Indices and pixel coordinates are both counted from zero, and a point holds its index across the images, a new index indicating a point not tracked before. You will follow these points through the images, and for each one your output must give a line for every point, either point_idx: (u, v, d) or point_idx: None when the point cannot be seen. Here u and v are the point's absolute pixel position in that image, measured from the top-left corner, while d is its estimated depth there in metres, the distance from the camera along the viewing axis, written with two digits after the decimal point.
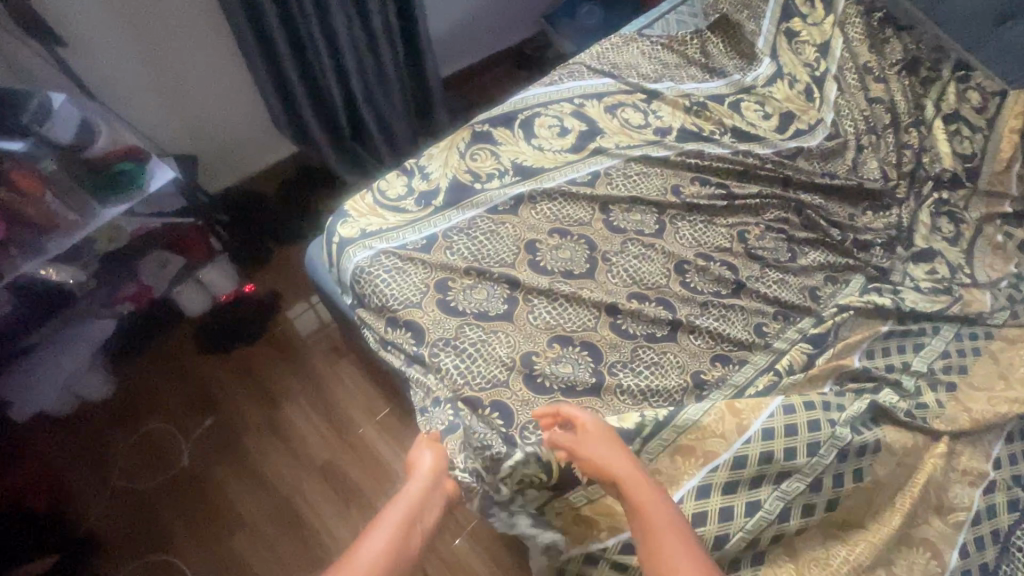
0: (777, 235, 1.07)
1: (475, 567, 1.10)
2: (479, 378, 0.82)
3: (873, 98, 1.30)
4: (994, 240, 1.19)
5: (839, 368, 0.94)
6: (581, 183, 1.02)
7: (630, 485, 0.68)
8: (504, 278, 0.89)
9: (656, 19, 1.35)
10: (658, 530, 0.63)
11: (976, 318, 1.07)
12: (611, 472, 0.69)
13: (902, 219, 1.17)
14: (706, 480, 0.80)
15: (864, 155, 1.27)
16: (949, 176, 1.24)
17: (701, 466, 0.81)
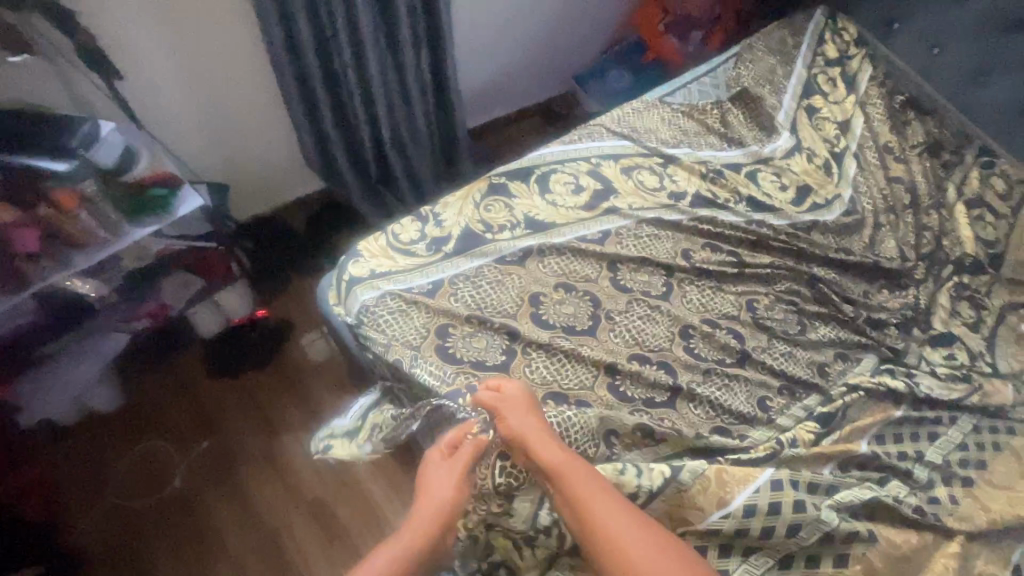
0: (787, 307, 1.05)
1: None
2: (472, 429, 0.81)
3: (894, 177, 1.31)
4: (1018, 330, 1.15)
5: (847, 452, 0.90)
6: (591, 240, 1.03)
7: (543, 445, 0.72)
8: (504, 329, 0.89)
9: (678, 87, 1.39)
10: (577, 479, 0.70)
11: (998, 411, 1.02)
12: (526, 434, 0.74)
13: (919, 301, 1.15)
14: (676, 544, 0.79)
15: (882, 233, 1.26)
16: (971, 260, 1.22)
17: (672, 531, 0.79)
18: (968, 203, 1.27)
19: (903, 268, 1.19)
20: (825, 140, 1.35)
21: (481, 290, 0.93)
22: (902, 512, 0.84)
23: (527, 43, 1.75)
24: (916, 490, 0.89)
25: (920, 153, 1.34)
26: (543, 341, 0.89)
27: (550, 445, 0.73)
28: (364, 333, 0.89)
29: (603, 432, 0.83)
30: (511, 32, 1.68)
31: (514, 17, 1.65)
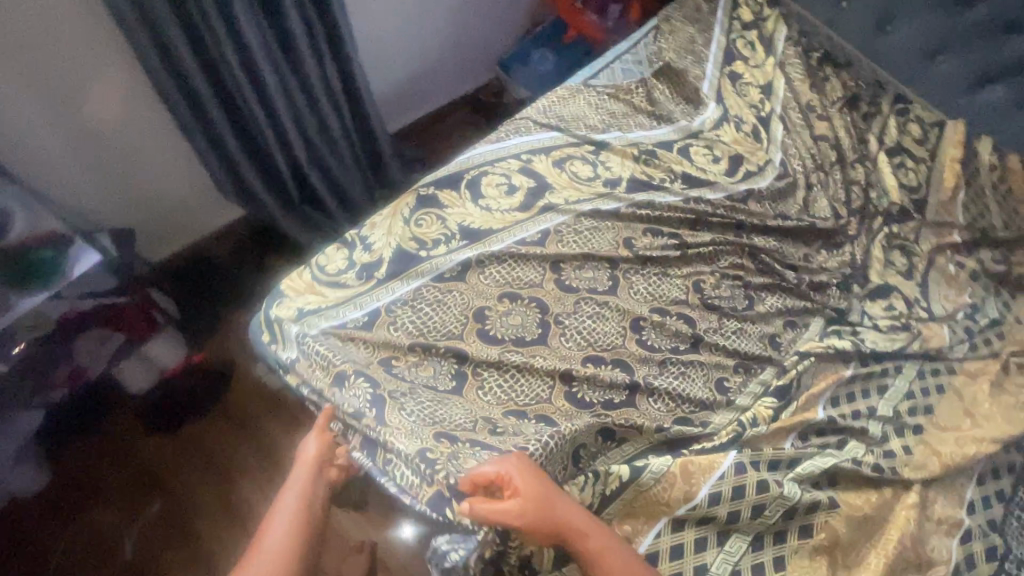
0: (733, 283, 1.06)
1: None
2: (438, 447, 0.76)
3: (819, 135, 1.32)
4: (947, 271, 1.21)
5: (805, 421, 0.91)
6: (531, 242, 0.99)
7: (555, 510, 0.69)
8: (451, 352, 0.86)
9: (600, 70, 1.36)
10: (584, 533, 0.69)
11: (937, 354, 1.07)
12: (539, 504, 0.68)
13: (855, 257, 1.18)
14: (653, 547, 0.79)
15: (814, 193, 1.27)
16: (897, 209, 1.26)
17: (646, 531, 0.79)
18: (889, 152, 1.30)
19: (836, 227, 1.22)
20: (751, 106, 1.35)
21: (423, 315, 0.88)
22: (861, 472, 0.87)
23: (441, 34, 1.67)
24: (873, 446, 0.92)
25: (841, 108, 1.36)
26: (494, 359, 0.85)
27: (565, 509, 0.70)
28: (301, 379, 0.83)
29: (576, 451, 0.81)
30: (423, 25, 1.60)
31: (422, 9, 1.57)
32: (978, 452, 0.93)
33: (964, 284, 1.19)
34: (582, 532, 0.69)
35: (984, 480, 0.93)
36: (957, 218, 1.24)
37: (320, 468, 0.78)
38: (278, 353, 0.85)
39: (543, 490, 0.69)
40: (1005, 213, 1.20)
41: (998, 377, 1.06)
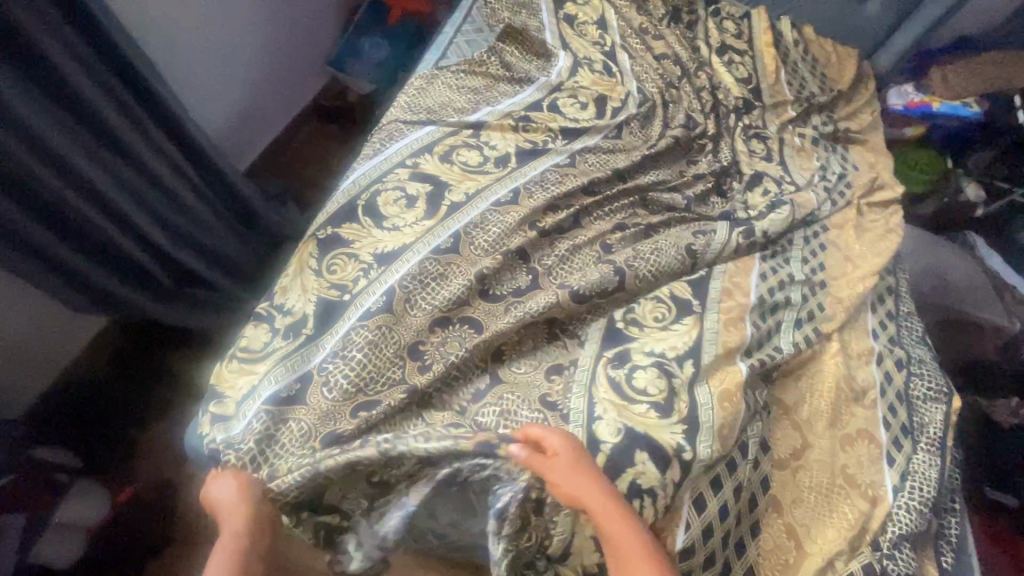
0: (637, 221, 1.12)
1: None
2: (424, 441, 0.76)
3: (659, 54, 1.39)
4: (795, 144, 1.38)
5: (744, 310, 0.99)
6: (446, 251, 0.95)
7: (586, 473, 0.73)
8: (401, 398, 0.83)
9: (447, 46, 1.34)
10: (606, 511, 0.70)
11: (812, 218, 1.24)
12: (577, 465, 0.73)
13: (724, 157, 1.31)
14: (697, 492, 0.80)
15: (672, 109, 1.33)
16: (743, 103, 1.40)
17: (692, 485, 0.80)
18: (718, 53, 1.45)
19: (700, 133, 1.32)
20: (593, 39, 1.37)
21: (366, 365, 0.83)
22: (795, 344, 1.00)
23: (258, 53, 1.50)
24: (798, 313, 1.05)
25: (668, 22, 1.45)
26: (470, 389, 0.90)
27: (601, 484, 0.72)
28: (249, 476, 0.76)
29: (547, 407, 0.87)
30: (235, 44, 1.41)
31: (232, 32, 1.39)
32: (866, 287, 1.12)
33: (810, 150, 1.38)
34: (595, 495, 0.71)
35: (876, 308, 1.12)
36: (784, 97, 1.43)
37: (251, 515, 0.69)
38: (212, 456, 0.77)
39: (576, 458, 0.74)
40: (817, 81, 1.49)
41: (857, 221, 1.26)
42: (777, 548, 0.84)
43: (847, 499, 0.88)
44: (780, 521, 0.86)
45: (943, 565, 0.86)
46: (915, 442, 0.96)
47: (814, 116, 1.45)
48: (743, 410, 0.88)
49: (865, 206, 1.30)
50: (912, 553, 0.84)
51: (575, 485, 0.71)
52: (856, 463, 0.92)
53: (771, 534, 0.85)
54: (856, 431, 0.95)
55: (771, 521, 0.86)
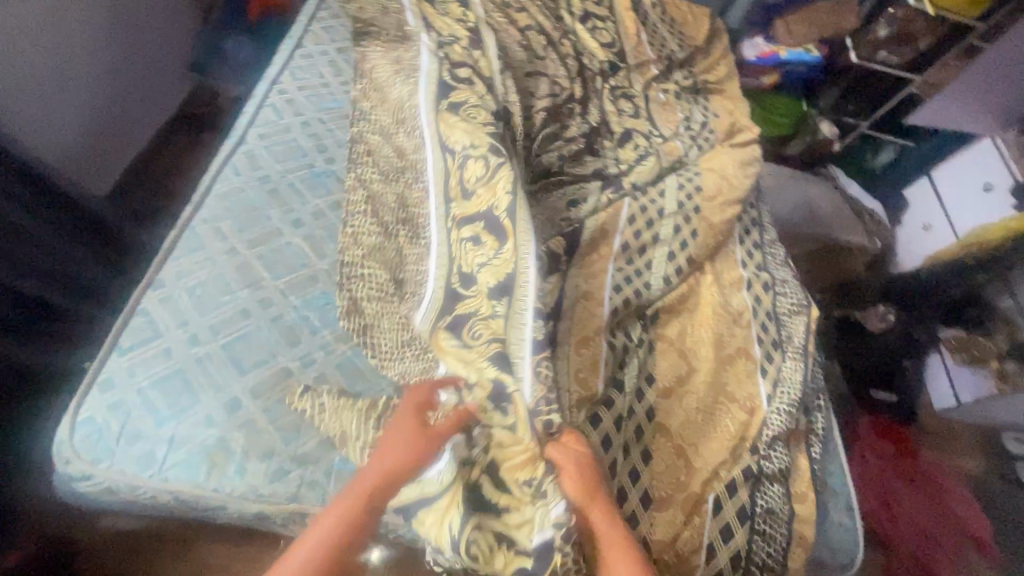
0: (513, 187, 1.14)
1: None
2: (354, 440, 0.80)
3: (523, 27, 1.31)
4: (661, 99, 1.45)
5: (618, 255, 1.04)
6: (307, 250, 0.96)
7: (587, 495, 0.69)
8: (293, 384, 0.83)
9: (302, 35, 1.31)
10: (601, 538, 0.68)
11: (680, 164, 1.30)
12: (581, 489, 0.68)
13: (596, 117, 1.33)
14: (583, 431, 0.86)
15: (537, 79, 1.26)
16: (609, 64, 1.43)
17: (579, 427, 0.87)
18: (581, 19, 1.46)
19: (568, 99, 1.28)
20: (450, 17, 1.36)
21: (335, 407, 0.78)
22: (667, 280, 1.06)
23: (101, 68, 1.36)
24: (670, 246, 1.10)
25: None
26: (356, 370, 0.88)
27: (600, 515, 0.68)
28: (148, 492, 0.75)
29: None
30: (72, 63, 1.27)
31: (66, 48, 1.24)
32: (734, 220, 1.19)
33: (674, 105, 1.45)
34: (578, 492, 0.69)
35: (743, 240, 1.21)
36: (646, 57, 1.48)
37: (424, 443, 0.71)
38: (101, 482, 0.74)
39: (586, 477, 0.69)
40: (675, 40, 1.56)
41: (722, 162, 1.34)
42: (669, 470, 0.91)
43: (727, 415, 0.96)
44: (670, 446, 0.92)
45: (813, 456, 0.97)
46: (784, 354, 1.05)
47: (674, 73, 1.53)
48: (615, 350, 0.96)
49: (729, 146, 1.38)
50: (785, 450, 0.94)
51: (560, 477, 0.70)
52: (736, 380, 1.00)
53: (661, 459, 0.92)
54: (733, 352, 1.03)
55: (662, 445, 0.93)
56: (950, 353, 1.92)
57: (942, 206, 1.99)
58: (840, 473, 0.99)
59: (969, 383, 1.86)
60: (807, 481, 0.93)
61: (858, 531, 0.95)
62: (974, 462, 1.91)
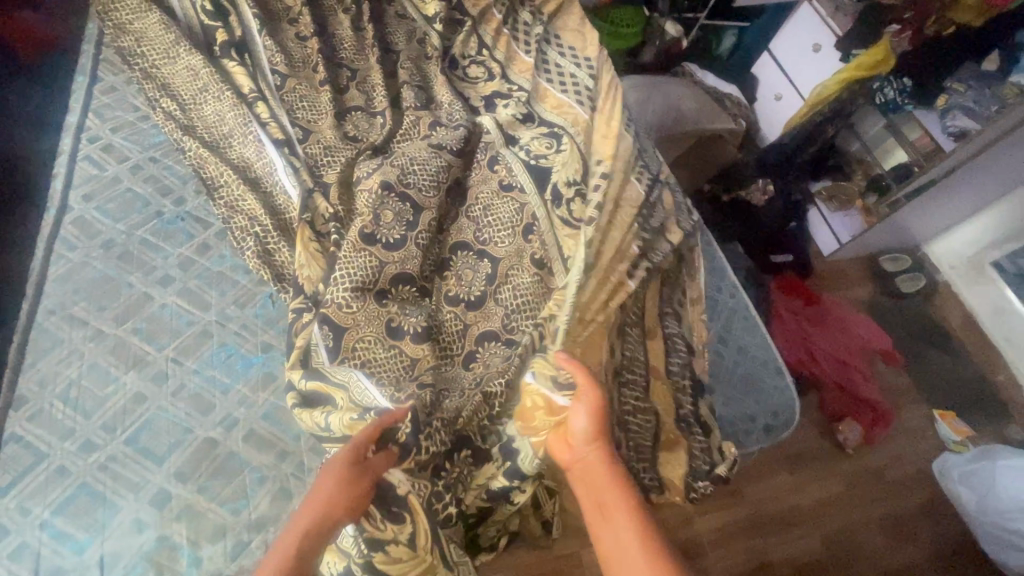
0: (389, 163, 1.04)
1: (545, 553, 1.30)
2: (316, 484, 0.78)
3: (341, 31, 1.34)
4: (514, 41, 1.42)
5: (512, 214, 1.04)
6: (188, 306, 0.86)
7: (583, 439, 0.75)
8: (221, 453, 0.76)
9: (96, 69, 1.14)
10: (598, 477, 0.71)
11: (551, 100, 1.29)
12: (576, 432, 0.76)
13: (453, 85, 1.31)
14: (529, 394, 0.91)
15: (374, 74, 1.26)
16: (451, 28, 1.40)
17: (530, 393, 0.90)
18: None
19: (417, 81, 1.28)
20: (270, 24, 1.26)
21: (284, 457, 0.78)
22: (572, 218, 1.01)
23: None
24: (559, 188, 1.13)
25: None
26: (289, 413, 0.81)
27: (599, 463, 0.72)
28: None
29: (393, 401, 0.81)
30: None
31: None
32: (619, 141, 1.16)
33: (529, 45, 1.41)
34: (599, 464, 0.72)
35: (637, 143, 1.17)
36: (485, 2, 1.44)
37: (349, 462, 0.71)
38: None
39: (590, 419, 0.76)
40: None
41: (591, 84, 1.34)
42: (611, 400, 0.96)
43: (646, 327, 1.03)
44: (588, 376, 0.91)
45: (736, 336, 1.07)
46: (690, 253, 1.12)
47: (519, 10, 1.50)
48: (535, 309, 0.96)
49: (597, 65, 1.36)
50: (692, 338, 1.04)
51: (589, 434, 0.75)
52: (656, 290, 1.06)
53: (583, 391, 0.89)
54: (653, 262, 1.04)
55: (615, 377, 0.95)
56: (824, 205, 2.17)
57: (785, 75, 2.17)
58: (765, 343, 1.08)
59: (843, 223, 2.13)
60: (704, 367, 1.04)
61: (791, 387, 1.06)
62: (865, 289, 2.17)
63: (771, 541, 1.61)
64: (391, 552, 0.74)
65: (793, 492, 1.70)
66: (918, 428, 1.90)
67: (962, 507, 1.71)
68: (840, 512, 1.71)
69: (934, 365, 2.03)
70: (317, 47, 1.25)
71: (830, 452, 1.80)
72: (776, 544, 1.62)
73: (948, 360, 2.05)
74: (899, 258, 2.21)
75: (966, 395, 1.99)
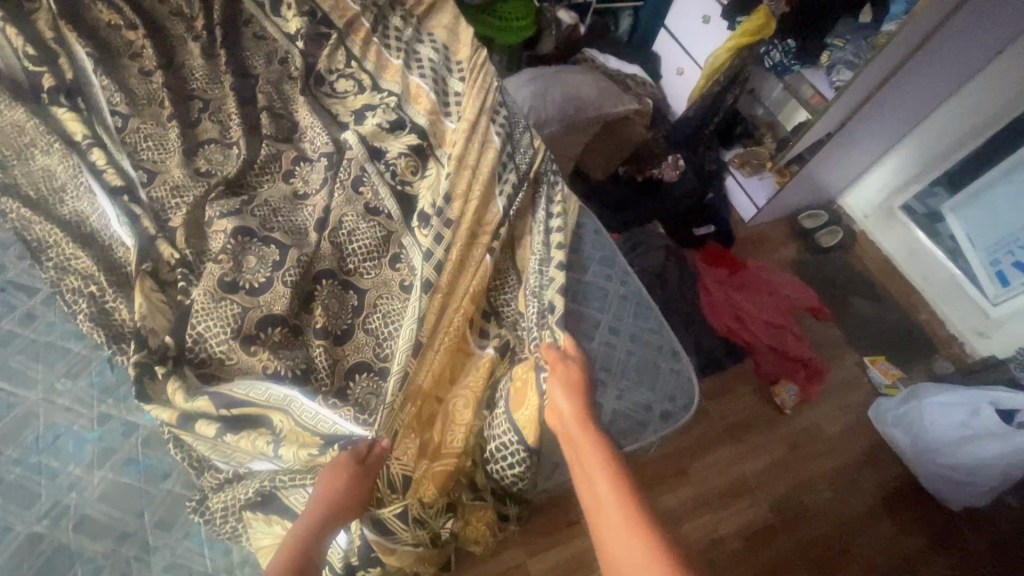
0: (248, 203, 1.01)
1: (518, 556, 1.27)
2: (174, 551, 0.78)
3: (191, 57, 1.25)
4: (384, 43, 1.32)
5: (381, 237, 1.03)
6: (11, 390, 0.82)
7: (571, 430, 0.87)
8: (52, 544, 0.74)
9: None
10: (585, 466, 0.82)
11: (422, 104, 1.21)
12: (563, 419, 0.89)
13: (320, 107, 1.25)
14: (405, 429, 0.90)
15: (231, 103, 1.18)
16: (315, 41, 1.32)
17: (416, 430, 0.92)
18: (265, 9, 1.35)
19: (279, 106, 1.22)
20: (108, 59, 1.17)
21: (119, 540, 0.76)
22: (437, 239, 0.99)
23: None
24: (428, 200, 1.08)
25: (185, 9, 1.30)
26: (130, 488, 0.80)
27: (585, 444, 0.84)
28: None
29: (268, 469, 0.81)
30: None
31: None
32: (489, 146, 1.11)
33: (400, 49, 1.31)
34: (585, 440, 0.85)
35: (511, 152, 1.15)
36: (349, 7, 1.35)
37: (342, 490, 0.76)
38: None
39: (575, 407, 0.88)
40: None
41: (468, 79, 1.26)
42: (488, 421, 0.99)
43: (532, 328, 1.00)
44: (414, 455, 0.90)
45: (631, 325, 1.05)
46: (579, 251, 1.11)
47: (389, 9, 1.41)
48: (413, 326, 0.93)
49: (470, 71, 1.27)
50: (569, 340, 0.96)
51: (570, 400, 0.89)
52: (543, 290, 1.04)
53: (409, 488, 0.89)
54: (533, 281, 1.05)
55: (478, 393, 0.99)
56: (738, 171, 2.18)
57: (684, 49, 2.18)
58: (657, 328, 1.06)
59: (757, 187, 2.15)
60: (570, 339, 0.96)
61: (690, 369, 1.05)
62: (788, 249, 2.21)
63: (716, 517, 1.62)
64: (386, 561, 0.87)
65: (736, 463, 1.71)
66: (852, 377, 1.94)
67: (900, 449, 1.75)
68: (784, 473, 1.73)
69: (860, 314, 2.08)
70: (161, 79, 1.16)
71: (769, 415, 1.82)
72: (724, 517, 1.62)
73: (872, 307, 2.11)
74: (817, 213, 2.25)
75: (894, 340, 2.04)
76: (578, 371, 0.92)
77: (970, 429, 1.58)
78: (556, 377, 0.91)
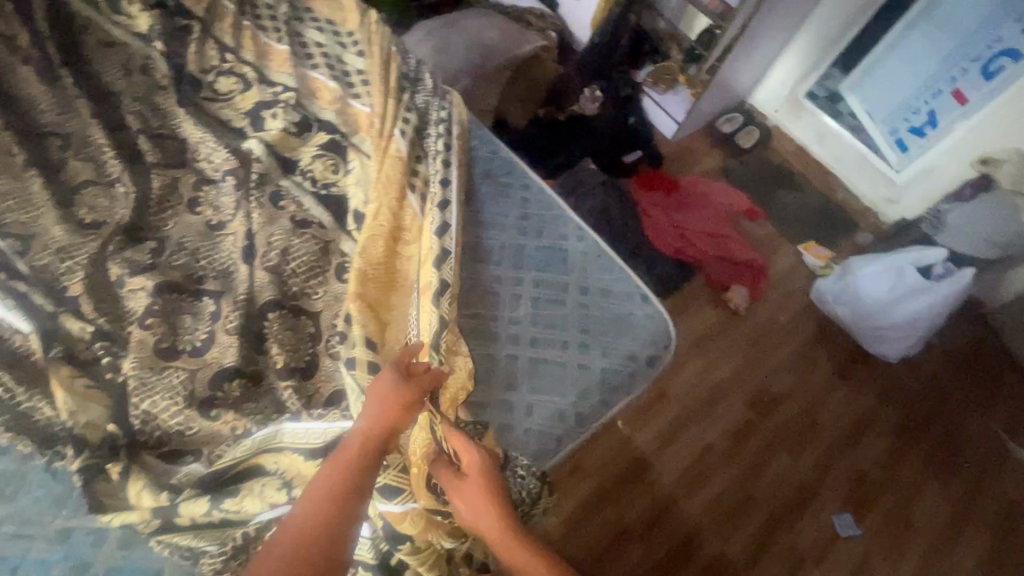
0: (158, 250, 0.91)
1: None
2: None
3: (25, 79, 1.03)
4: (258, 25, 1.15)
5: (319, 254, 0.95)
6: None
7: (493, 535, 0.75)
8: None
9: None
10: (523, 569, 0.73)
11: (323, 94, 1.10)
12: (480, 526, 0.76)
13: (203, 113, 1.09)
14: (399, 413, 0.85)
15: (96, 130, 1.01)
16: (175, 33, 1.12)
17: None
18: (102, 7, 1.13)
19: (157, 124, 1.06)
20: None
21: None
22: (382, 242, 0.93)
23: None
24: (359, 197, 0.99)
25: None
26: None
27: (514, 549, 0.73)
28: None
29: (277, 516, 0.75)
30: None
31: None
32: (409, 130, 1.03)
33: (280, 30, 1.15)
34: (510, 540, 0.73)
35: (432, 128, 1.06)
36: None
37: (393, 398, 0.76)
38: None
39: (487, 506, 0.76)
40: None
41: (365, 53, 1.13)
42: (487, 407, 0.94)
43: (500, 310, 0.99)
44: None
45: (597, 280, 1.05)
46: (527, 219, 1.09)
47: None
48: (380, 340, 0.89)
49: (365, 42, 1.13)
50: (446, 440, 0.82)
51: (478, 514, 0.76)
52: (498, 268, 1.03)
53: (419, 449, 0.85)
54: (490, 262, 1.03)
55: None
56: (653, 90, 2.17)
57: None
58: (624, 276, 1.06)
59: (674, 103, 2.15)
60: (458, 437, 0.81)
61: (663, 311, 1.06)
62: (713, 157, 2.26)
63: (700, 428, 1.72)
64: (414, 544, 0.81)
65: (708, 372, 1.81)
66: (791, 267, 2.07)
67: (843, 320, 1.91)
68: (751, 371, 1.85)
69: (788, 206, 2.20)
70: None
71: (729, 321, 1.92)
72: (708, 426, 1.73)
73: (796, 197, 2.22)
74: (732, 117, 2.29)
75: (823, 225, 2.17)
76: (481, 469, 0.79)
77: (899, 291, 1.74)
78: (459, 493, 0.78)
